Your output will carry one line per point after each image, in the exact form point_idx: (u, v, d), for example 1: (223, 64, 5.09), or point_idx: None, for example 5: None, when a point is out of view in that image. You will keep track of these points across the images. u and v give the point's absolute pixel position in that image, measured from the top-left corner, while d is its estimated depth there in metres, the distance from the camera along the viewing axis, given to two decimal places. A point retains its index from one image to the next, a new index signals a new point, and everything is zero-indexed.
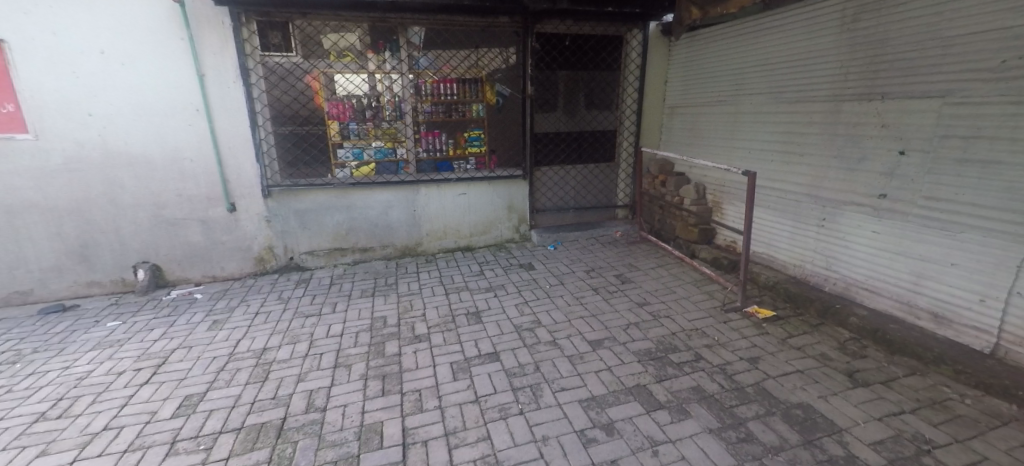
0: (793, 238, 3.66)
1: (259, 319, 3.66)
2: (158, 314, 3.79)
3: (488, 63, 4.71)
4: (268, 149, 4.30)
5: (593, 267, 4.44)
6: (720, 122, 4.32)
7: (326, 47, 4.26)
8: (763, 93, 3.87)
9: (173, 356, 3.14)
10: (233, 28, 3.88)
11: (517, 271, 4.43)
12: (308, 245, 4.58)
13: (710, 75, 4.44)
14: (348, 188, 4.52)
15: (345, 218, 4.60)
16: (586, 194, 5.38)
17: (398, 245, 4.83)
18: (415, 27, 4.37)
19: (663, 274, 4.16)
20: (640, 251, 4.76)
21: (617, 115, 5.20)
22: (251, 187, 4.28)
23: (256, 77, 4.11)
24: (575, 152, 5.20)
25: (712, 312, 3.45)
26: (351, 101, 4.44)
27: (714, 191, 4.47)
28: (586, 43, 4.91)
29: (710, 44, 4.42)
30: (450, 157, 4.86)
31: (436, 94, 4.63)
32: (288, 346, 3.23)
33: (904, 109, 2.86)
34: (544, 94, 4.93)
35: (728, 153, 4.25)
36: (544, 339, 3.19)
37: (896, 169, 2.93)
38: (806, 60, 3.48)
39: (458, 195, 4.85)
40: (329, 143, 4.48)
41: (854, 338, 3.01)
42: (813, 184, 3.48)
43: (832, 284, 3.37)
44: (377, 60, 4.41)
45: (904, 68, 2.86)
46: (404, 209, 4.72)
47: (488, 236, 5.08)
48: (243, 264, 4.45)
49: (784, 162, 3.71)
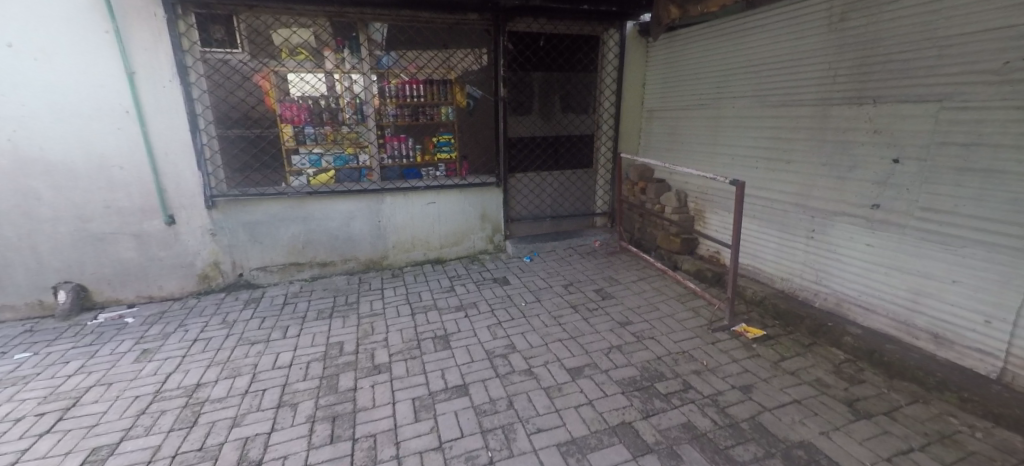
0: (781, 250, 3.47)
1: (197, 347, 3.24)
2: (79, 343, 3.33)
3: (457, 63, 4.40)
4: (211, 156, 3.87)
5: (572, 280, 4.16)
6: (702, 126, 4.11)
7: (277, 44, 3.88)
8: (747, 96, 3.67)
9: (86, 396, 2.72)
10: (168, 21, 3.46)
11: (490, 286, 4.13)
12: (259, 261, 4.16)
13: (691, 78, 4.23)
14: (304, 198, 4.12)
15: (301, 230, 4.20)
16: (563, 202, 5.11)
17: (361, 259, 4.45)
18: (376, 22, 4.03)
19: (645, 289, 3.91)
20: (620, 262, 4.51)
21: (594, 119, 4.95)
22: (192, 197, 3.84)
23: (196, 76, 3.68)
24: (552, 157, 4.93)
25: (698, 332, 3.21)
26: (307, 102, 4.06)
27: (696, 198, 4.26)
28: (561, 43, 4.65)
29: (690, 45, 4.21)
30: (417, 163, 4.53)
31: (402, 95, 4.29)
32: (226, 381, 2.83)
33: (898, 114, 2.68)
34: (518, 96, 4.64)
35: (710, 160, 4.05)
36: (518, 367, 2.89)
37: (890, 178, 2.74)
38: (792, 62, 3.29)
39: (427, 204, 4.51)
40: (283, 148, 4.08)
41: (850, 360, 2.81)
42: (801, 193, 3.29)
43: (822, 299, 3.18)
44: (335, 58, 4.03)
45: (898, 71, 2.67)
46: (367, 220, 4.36)
47: (459, 248, 4.75)
48: (184, 282, 4.00)
49: (769, 169, 3.52)
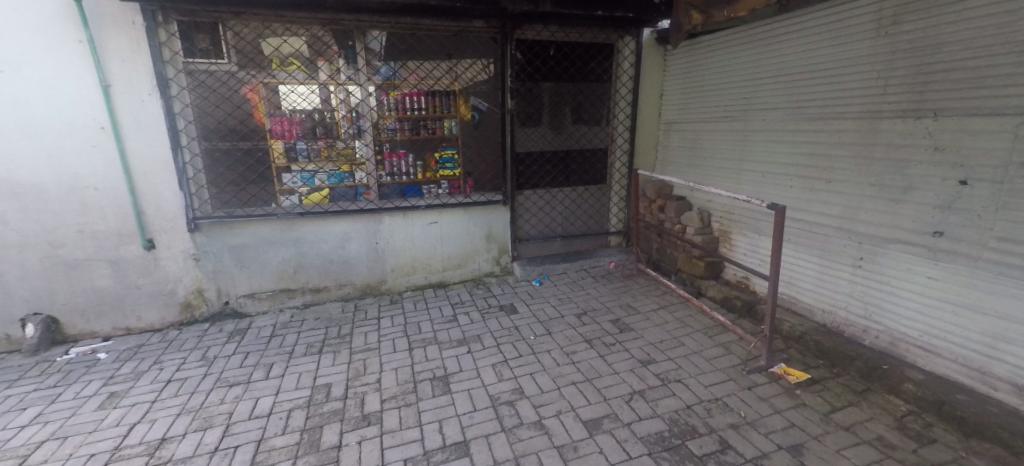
0: (821, 279, 3.10)
1: (169, 390, 2.93)
2: (42, 384, 3.02)
3: (461, 74, 4.10)
4: (194, 174, 3.58)
5: (585, 308, 3.81)
6: (727, 141, 3.78)
7: (267, 54, 3.59)
8: (779, 108, 3.33)
9: (36, 454, 2.41)
10: (147, 29, 3.20)
11: (496, 315, 3.78)
12: (247, 287, 3.85)
13: (714, 88, 3.90)
14: (295, 219, 3.82)
15: (293, 253, 3.89)
16: (575, 220, 4.77)
17: (357, 283, 4.13)
18: (375, 30, 3.75)
19: (667, 320, 3.54)
20: (637, 287, 4.15)
21: (608, 132, 4.63)
22: (172, 219, 3.55)
23: (177, 88, 3.41)
24: (563, 173, 4.60)
25: (732, 373, 2.84)
26: (299, 116, 3.78)
27: (720, 218, 3.91)
28: (573, 52, 4.35)
29: (713, 54, 3.89)
30: (418, 180, 4.22)
31: (402, 108, 4.01)
32: (195, 435, 2.53)
33: (965, 129, 2.35)
34: (527, 108, 4.34)
35: (737, 177, 3.71)
36: (528, 419, 2.55)
37: (955, 202, 2.40)
38: (833, 70, 2.95)
39: (428, 224, 4.19)
40: (273, 166, 3.79)
41: (914, 412, 2.44)
42: (845, 216, 2.94)
43: (873, 337, 2.81)
44: (329, 68, 3.76)
45: (965, 80, 2.35)
46: (364, 241, 4.04)
47: (463, 270, 4.42)
48: (165, 312, 3.69)
49: (805, 188, 3.18)
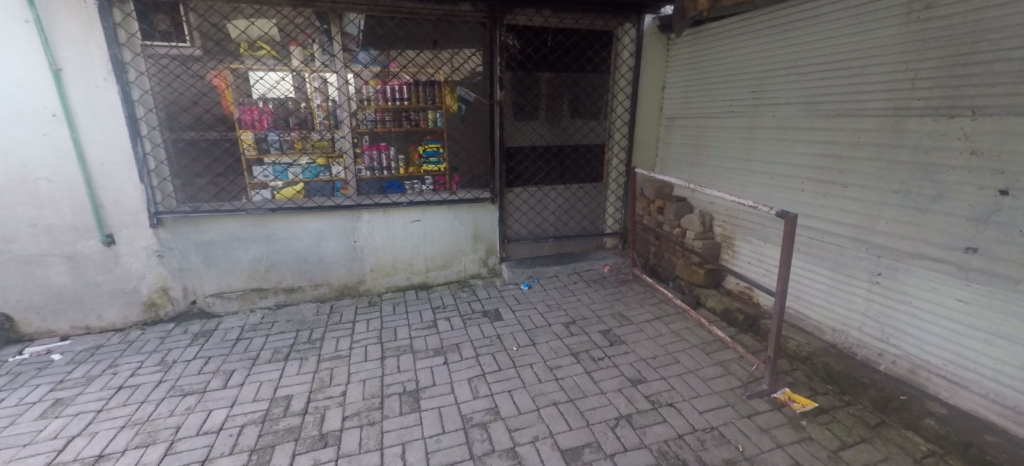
0: (832, 294, 2.80)
1: (119, 398, 2.71)
2: None
3: (445, 61, 3.82)
4: (156, 166, 3.33)
5: (574, 317, 3.54)
6: (733, 138, 3.46)
7: (233, 38, 3.35)
8: (791, 103, 3.00)
9: None
10: (100, 8, 2.95)
11: (479, 322, 3.53)
12: (215, 286, 3.62)
13: (720, 80, 3.57)
14: (266, 215, 3.57)
15: (264, 251, 3.65)
16: (568, 220, 4.48)
17: (334, 283, 3.89)
18: (351, 13, 3.48)
19: (662, 332, 3.26)
20: (632, 294, 3.88)
21: (605, 127, 4.32)
22: (134, 214, 3.32)
23: (135, 73, 3.16)
24: (557, 169, 4.31)
25: (731, 398, 2.57)
26: (269, 105, 3.54)
27: (723, 222, 3.60)
28: (568, 40, 4.03)
29: (720, 42, 3.56)
30: (400, 175, 3.97)
31: (382, 98, 3.75)
32: (135, 452, 2.30)
33: (1009, 130, 2.03)
34: (518, 99, 4.05)
35: (743, 178, 3.40)
36: (500, 445, 2.30)
37: (992, 214, 2.10)
38: (855, 61, 2.62)
39: (410, 222, 3.92)
40: (243, 158, 3.55)
41: (935, 453, 2.16)
42: (862, 225, 2.63)
43: (889, 363, 2.52)
44: (302, 54, 3.51)
45: (1009, 72, 2.03)
46: (340, 239, 3.79)
47: (448, 271, 4.16)
48: (127, 311, 3.47)
49: (818, 192, 2.87)
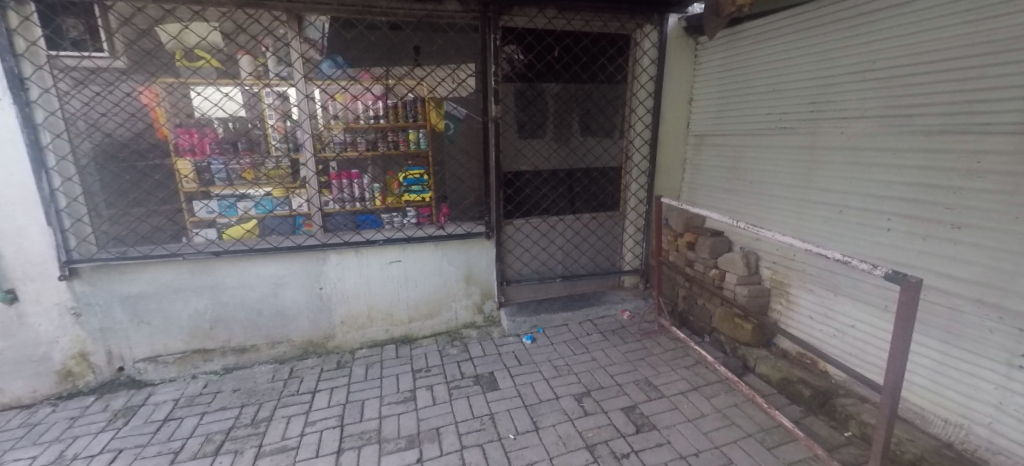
0: (941, 374, 2.06)
1: None
2: None
3: (429, 72, 3.18)
4: (69, 205, 2.70)
5: (590, 386, 2.81)
6: (785, 161, 2.74)
7: (166, 44, 2.77)
8: (869, 116, 2.28)
9: None
10: None
11: (470, 394, 2.81)
12: (148, 349, 2.98)
13: (765, 89, 2.86)
14: (208, 260, 2.90)
15: (207, 303, 2.99)
16: (579, 257, 3.78)
17: (296, 340, 3.22)
18: (312, 15, 2.85)
19: (705, 412, 2.52)
20: (659, 350, 3.15)
21: (621, 146, 3.64)
22: (40, 264, 2.67)
23: (39, 90, 2.53)
24: (565, 197, 3.63)
25: None
26: (214, 127, 2.97)
27: (773, 264, 2.88)
28: (577, 45, 3.38)
29: (764, 43, 2.87)
30: (376, 208, 3.30)
31: (353, 117, 3.13)
32: None
33: None
34: (519, 115, 3.40)
35: (801, 211, 2.69)
36: None
37: None
38: (968, 60, 1.92)
39: (388, 263, 3.24)
40: (182, 190, 2.95)
41: None
42: (987, 284, 1.89)
43: None
44: (252, 63, 2.92)
45: None
46: (302, 287, 3.13)
47: (434, 321, 3.47)
48: (35, 383, 2.80)
49: (913, 232, 2.14)
